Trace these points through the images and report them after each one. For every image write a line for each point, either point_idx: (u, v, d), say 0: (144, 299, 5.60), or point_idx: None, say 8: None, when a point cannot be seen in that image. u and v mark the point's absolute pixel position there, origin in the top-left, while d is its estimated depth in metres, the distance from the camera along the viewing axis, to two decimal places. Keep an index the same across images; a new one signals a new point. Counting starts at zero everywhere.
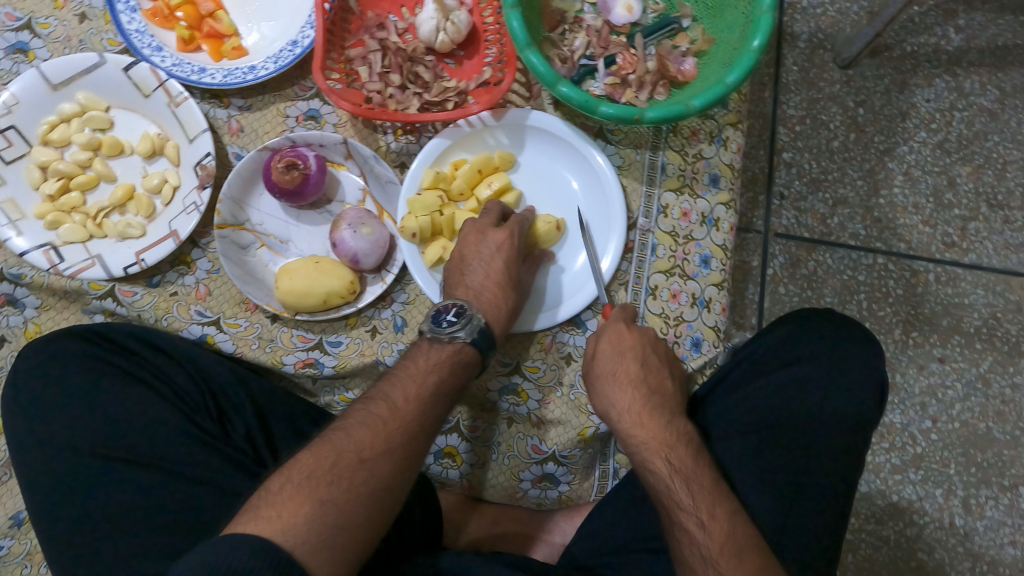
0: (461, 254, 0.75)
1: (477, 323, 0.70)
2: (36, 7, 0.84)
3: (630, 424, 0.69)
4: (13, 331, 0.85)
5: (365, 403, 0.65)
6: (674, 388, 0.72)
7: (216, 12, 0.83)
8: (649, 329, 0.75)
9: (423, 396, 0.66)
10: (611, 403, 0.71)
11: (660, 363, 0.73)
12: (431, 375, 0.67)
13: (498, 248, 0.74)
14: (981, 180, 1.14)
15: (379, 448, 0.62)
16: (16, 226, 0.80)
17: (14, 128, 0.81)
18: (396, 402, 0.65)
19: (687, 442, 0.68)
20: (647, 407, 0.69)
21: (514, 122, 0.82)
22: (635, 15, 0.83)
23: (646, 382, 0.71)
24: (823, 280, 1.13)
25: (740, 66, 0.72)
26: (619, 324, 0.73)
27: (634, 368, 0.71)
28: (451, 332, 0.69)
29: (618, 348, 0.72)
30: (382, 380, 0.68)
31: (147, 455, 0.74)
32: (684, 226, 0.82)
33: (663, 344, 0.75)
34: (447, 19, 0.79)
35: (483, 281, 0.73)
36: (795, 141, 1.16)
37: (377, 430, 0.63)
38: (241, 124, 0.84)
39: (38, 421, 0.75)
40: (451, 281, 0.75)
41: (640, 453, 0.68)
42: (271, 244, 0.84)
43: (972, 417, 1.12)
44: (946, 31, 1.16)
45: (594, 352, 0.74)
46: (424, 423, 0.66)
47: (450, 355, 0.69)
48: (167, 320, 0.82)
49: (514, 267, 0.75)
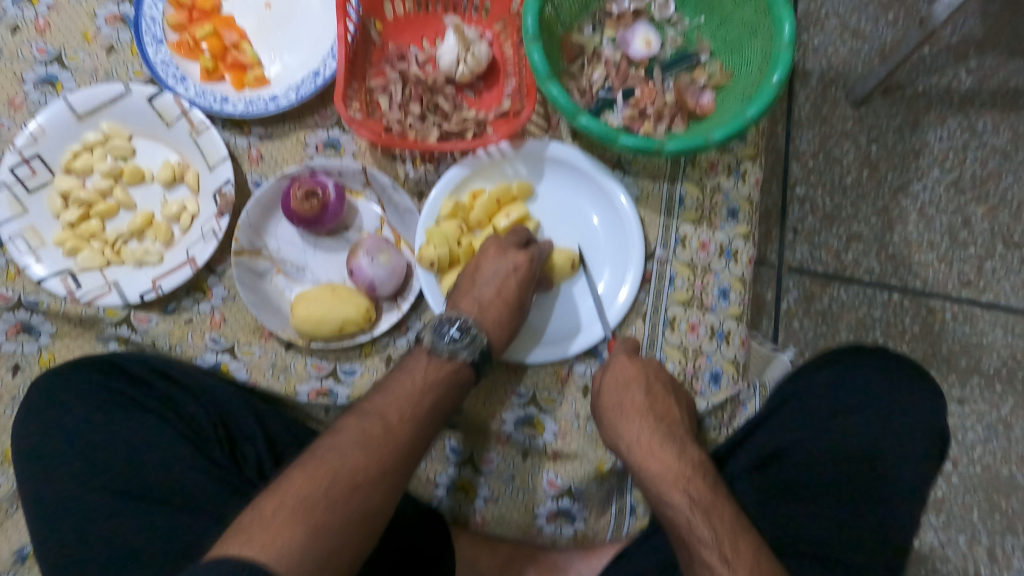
0: (476, 264, 0.74)
1: (480, 343, 0.70)
2: (66, 40, 0.86)
3: (641, 456, 0.69)
4: (29, 359, 0.84)
5: (358, 418, 0.65)
6: (680, 415, 0.72)
7: (240, 43, 0.84)
8: (652, 359, 0.75)
9: (417, 417, 0.67)
10: (619, 434, 0.71)
11: (665, 391, 0.73)
12: (426, 394, 0.68)
13: (515, 268, 0.73)
14: (997, 220, 1.13)
15: (373, 472, 0.62)
16: (36, 253, 0.81)
17: (39, 157, 0.82)
18: (391, 422, 0.66)
19: (703, 474, 0.67)
20: (657, 437, 0.69)
21: (533, 153, 0.82)
22: (654, 49, 0.84)
23: (654, 412, 0.70)
24: (838, 316, 1.13)
25: (760, 100, 0.72)
26: (621, 355, 0.73)
27: (640, 397, 0.71)
28: (454, 348, 0.70)
29: (622, 378, 0.72)
30: (374, 397, 0.68)
31: (157, 489, 0.73)
32: (703, 258, 0.81)
33: (667, 371, 0.74)
34: (468, 51, 0.80)
35: (492, 297, 0.73)
36: (809, 176, 1.16)
37: (372, 452, 0.63)
38: (261, 152, 0.84)
39: (47, 451, 0.74)
40: (461, 288, 0.74)
41: (657, 487, 0.67)
42: (287, 271, 0.83)
43: (993, 461, 1.10)
44: (958, 72, 1.16)
45: (599, 385, 0.73)
46: (416, 445, 0.66)
47: (447, 372, 0.69)
48: (181, 347, 0.81)
49: (526, 290, 0.74)
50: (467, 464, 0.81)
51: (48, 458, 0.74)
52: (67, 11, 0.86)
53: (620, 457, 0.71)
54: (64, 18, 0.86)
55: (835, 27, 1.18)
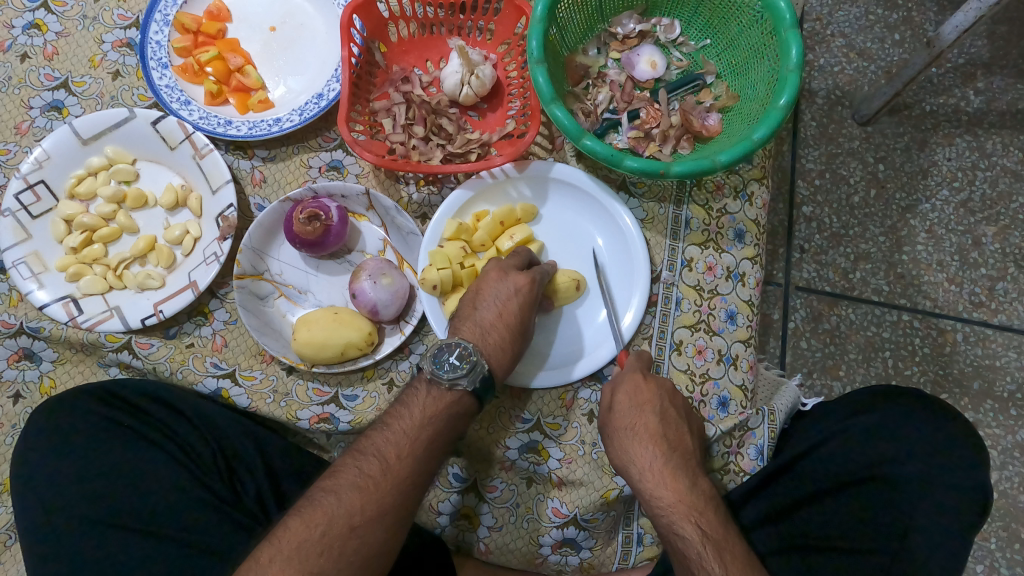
0: (478, 288, 0.74)
1: (481, 371, 0.67)
2: (73, 66, 0.86)
3: (652, 485, 0.66)
4: (30, 386, 0.83)
5: (357, 458, 0.65)
6: (691, 443, 0.71)
7: (244, 67, 0.84)
8: (665, 381, 0.73)
9: (416, 452, 0.66)
10: (630, 458, 0.68)
11: (678, 417, 0.71)
12: (426, 427, 0.67)
13: (516, 291, 0.72)
14: (1008, 240, 1.12)
15: (370, 514, 0.62)
16: (39, 279, 0.79)
17: (43, 183, 0.81)
18: (389, 460, 0.65)
19: (713, 506, 0.66)
20: (669, 465, 0.67)
21: (537, 174, 0.82)
22: (660, 70, 0.84)
23: (666, 438, 0.69)
24: (847, 337, 1.11)
25: (767, 123, 0.71)
26: (637, 374, 0.71)
27: (653, 422, 0.69)
28: (453, 378, 0.67)
29: (636, 400, 0.70)
30: (373, 433, 0.67)
31: (155, 524, 0.72)
32: (709, 281, 0.80)
33: (681, 396, 0.73)
34: (472, 73, 0.80)
35: (494, 320, 0.71)
36: (815, 195, 1.15)
37: (369, 494, 0.63)
38: (264, 174, 0.84)
39: (43, 483, 0.73)
40: (462, 313, 0.73)
41: (668, 518, 0.65)
42: (289, 294, 0.83)
43: (1010, 488, 1.07)
44: (966, 92, 1.16)
45: (610, 404, 0.71)
46: (417, 480, 0.66)
47: (447, 403, 0.67)
48: (182, 372, 0.79)
49: (528, 314, 0.73)
50: (471, 491, 0.80)
51: (44, 487, 0.73)
52: (74, 37, 0.87)
53: (628, 481, 0.69)
54: (72, 45, 0.86)
55: (841, 47, 1.19)
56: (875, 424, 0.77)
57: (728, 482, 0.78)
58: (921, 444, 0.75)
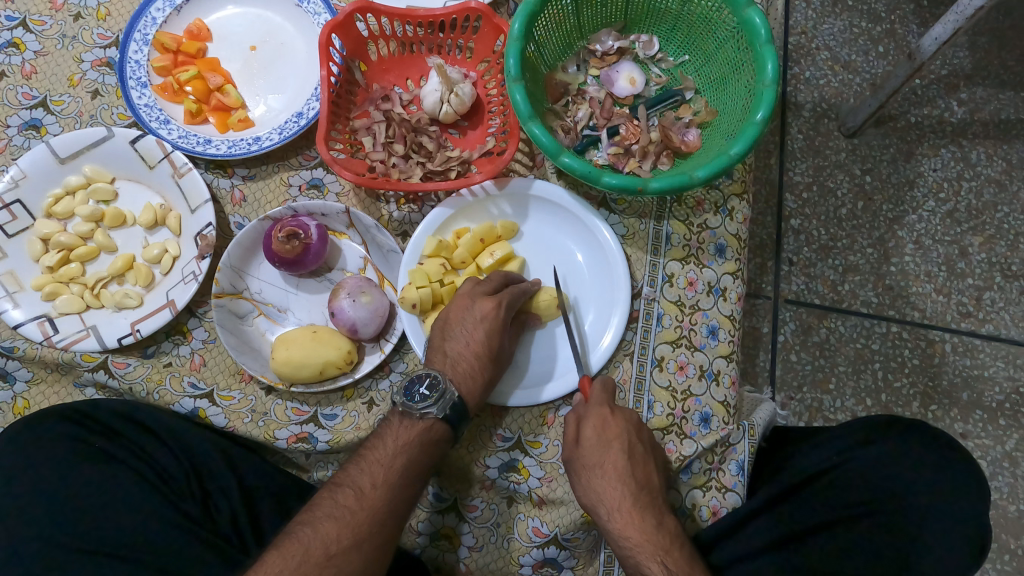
0: (445, 317, 0.74)
1: (450, 398, 0.68)
2: (52, 86, 0.86)
3: (621, 525, 0.67)
4: (1, 408, 0.82)
5: (333, 490, 0.65)
6: (659, 480, 0.70)
7: (224, 86, 0.84)
8: (633, 412, 0.73)
9: (391, 480, 0.65)
10: (599, 497, 0.68)
11: (646, 453, 0.71)
12: (399, 456, 0.67)
13: (483, 317, 0.72)
14: (994, 250, 1.12)
15: (346, 542, 0.61)
16: (13, 298, 0.79)
17: (20, 202, 0.80)
18: (364, 490, 0.65)
19: (679, 544, 0.66)
20: (638, 505, 0.67)
21: (517, 191, 0.81)
22: (639, 86, 0.85)
23: (635, 478, 0.68)
24: (836, 349, 1.11)
25: (744, 137, 0.70)
26: (603, 408, 0.71)
27: (622, 461, 0.69)
28: (423, 408, 0.67)
29: (603, 436, 0.70)
30: (350, 464, 0.67)
31: (127, 551, 0.71)
32: (690, 296, 0.80)
33: (648, 430, 0.72)
34: (452, 91, 0.80)
35: (462, 350, 0.71)
36: (803, 208, 1.15)
37: (344, 524, 0.62)
38: (243, 194, 0.84)
39: (14, 508, 0.72)
40: (433, 344, 0.73)
41: (635, 558, 0.66)
42: (268, 313, 0.82)
43: (1001, 499, 1.06)
44: (949, 104, 1.16)
45: (577, 438, 0.71)
46: (396, 508, 0.65)
47: (419, 431, 0.68)
48: (158, 393, 0.79)
49: (498, 340, 0.72)
50: (451, 510, 0.79)
51: (15, 508, 0.72)
52: (54, 56, 0.87)
53: (596, 519, 0.69)
54: (51, 64, 0.87)
55: (826, 60, 1.20)
56: (862, 450, 0.78)
57: (712, 499, 0.76)
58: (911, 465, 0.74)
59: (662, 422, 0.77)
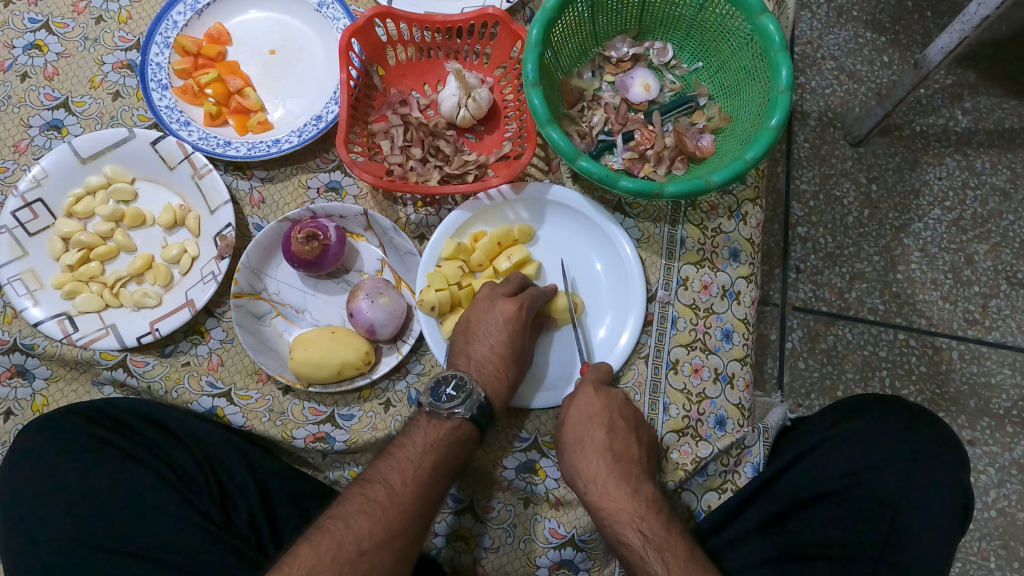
0: (468, 318, 0.75)
1: (477, 399, 0.69)
2: (73, 87, 0.87)
3: (597, 495, 0.68)
4: (21, 404, 0.82)
5: (363, 486, 0.66)
6: (641, 453, 0.71)
7: (244, 89, 0.85)
8: (619, 391, 0.74)
9: (421, 478, 0.66)
10: (578, 471, 0.70)
11: (628, 428, 0.71)
12: (428, 454, 0.67)
13: (503, 319, 0.72)
14: (1000, 258, 1.13)
15: (378, 538, 0.62)
16: (34, 296, 0.79)
17: (41, 201, 0.81)
18: (395, 486, 0.65)
19: (656, 510, 0.66)
20: (612, 476, 0.68)
21: (534, 196, 0.82)
22: (653, 93, 0.85)
23: (612, 449, 0.69)
24: (844, 356, 1.11)
25: (759, 143, 0.71)
26: (588, 387, 0.72)
27: (600, 435, 0.70)
28: (451, 407, 0.68)
29: (586, 414, 0.71)
30: (380, 462, 0.67)
31: (143, 549, 0.71)
32: (705, 299, 0.80)
33: (633, 406, 0.73)
34: (469, 96, 0.81)
35: (487, 353, 0.72)
36: (809, 216, 1.17)
37: (375, 518, 0.63)
38: (262, 195, 0.85)
39: (33, 507, 0.72)
40: (456, 347, 0.74)
41: (612, 527, 0.66)
42: (286, 313, 0.83)
43: (1008, 506, 1.06)
44: (954, 113, 1.18)
45: (563, 419, 0.73)
46: (425, 506, 0.66)
47: (447, 431, 0.68)
48: (177, 391, 0.79)
49: (520, 342, 0.73)
50: (467, 512, 0.79)
51: (35, 506, 0.72)
52: (75, 58, 0.88)
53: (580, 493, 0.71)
54: (73, 66, 0.88)
55: (831, 70, 1.21)
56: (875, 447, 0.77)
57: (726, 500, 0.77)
58: (916, 469, 0.75)
59: (677, 425, 0.77)
